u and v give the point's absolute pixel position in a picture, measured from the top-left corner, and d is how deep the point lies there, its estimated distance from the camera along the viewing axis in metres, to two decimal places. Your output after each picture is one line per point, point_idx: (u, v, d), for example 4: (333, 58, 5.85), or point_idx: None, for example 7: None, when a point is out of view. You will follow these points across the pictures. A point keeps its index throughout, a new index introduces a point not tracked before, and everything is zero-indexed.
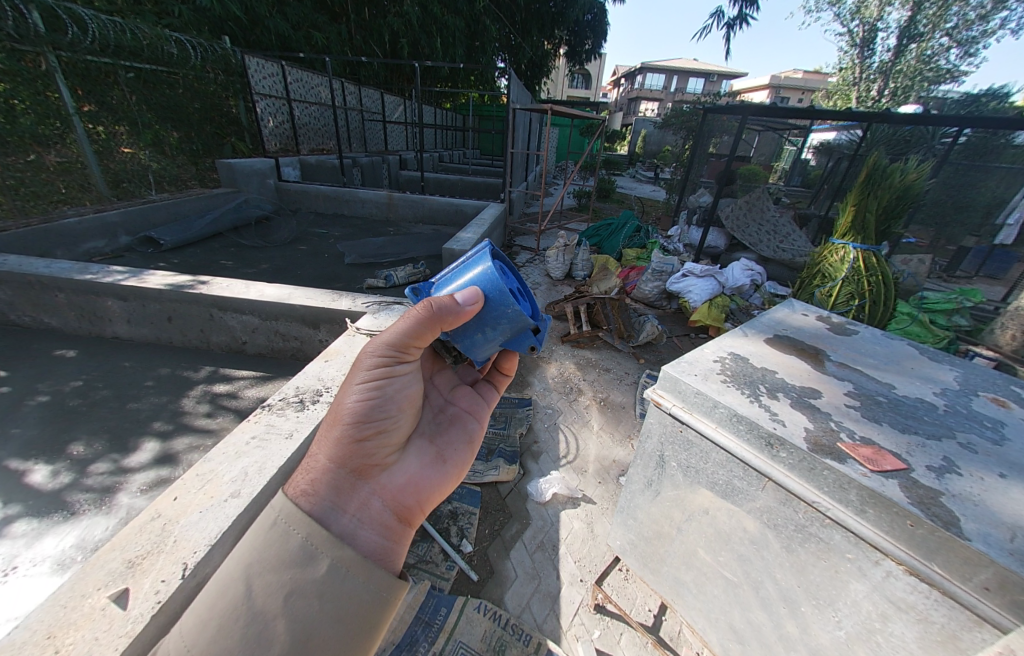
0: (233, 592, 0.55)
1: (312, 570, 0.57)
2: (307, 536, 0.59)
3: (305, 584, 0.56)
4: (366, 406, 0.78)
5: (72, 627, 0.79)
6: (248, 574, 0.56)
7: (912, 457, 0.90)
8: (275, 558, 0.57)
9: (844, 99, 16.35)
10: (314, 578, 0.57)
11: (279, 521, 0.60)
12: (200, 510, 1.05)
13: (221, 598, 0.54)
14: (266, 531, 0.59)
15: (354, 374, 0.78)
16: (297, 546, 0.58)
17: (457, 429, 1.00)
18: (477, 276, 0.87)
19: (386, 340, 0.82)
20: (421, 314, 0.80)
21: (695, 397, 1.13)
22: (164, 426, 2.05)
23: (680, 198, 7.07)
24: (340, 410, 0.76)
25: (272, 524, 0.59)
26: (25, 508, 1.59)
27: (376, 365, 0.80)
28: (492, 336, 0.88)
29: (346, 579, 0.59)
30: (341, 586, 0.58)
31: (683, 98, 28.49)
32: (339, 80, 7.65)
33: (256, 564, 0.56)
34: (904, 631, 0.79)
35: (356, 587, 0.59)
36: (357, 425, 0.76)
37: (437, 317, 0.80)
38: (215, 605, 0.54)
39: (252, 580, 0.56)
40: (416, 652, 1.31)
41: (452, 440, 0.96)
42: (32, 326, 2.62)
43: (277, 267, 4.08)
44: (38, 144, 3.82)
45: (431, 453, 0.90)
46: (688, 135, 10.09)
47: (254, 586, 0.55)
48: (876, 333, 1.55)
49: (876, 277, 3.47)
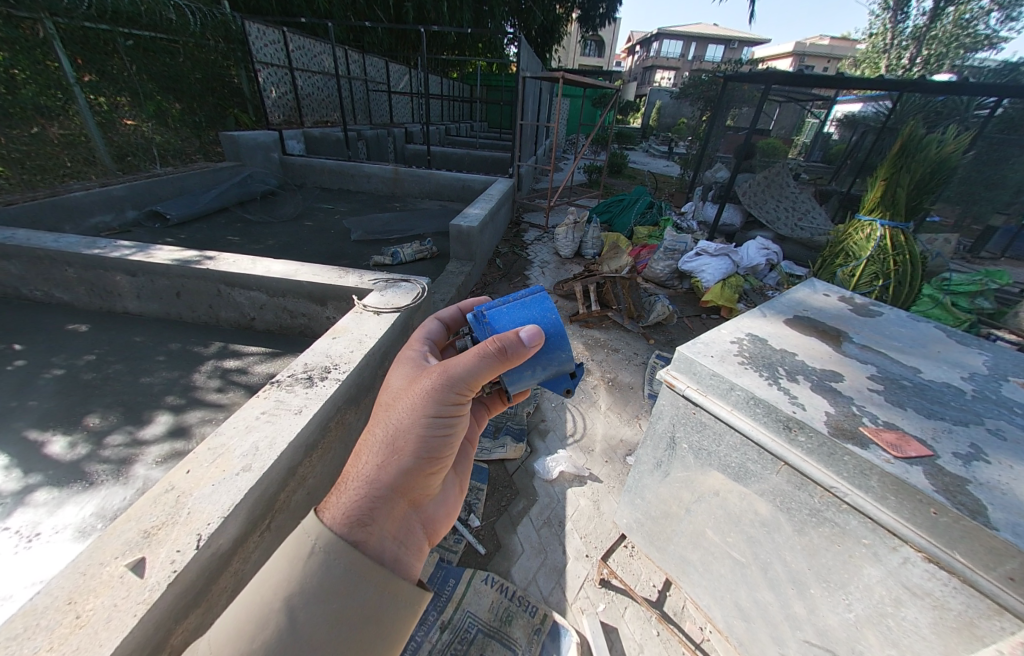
0: (274, 625, 0.56)
1: (353, 599, 0.60)
2: (347, 564, 0.61)
3: (348, 609, 0.59)
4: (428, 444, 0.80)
5: (91, 594, 0.81)
6: (290, 604, 0.57)
7: (938, 443, 0.86)
8: (316, 588, 0.58)
9: (872, 67, 15.37)
10: (354, 604, 0.59)
11: (316, 552, 0.61)
12: (212, 483, 1.07)
13: (264, 630, 0.55)
14: (305, 561, 0.60)
15: (423, 405, 0.80)
16: (338, 574, 0.60)
17: (463, 456, 1.06)
18: (538, 312, 0.96)
19: (458, 377, 0.81)
20: (494, 356, 0.82)
21: (710, 379, 1.10)
22: (176, 400, 2.09)
23: (695, 174, 6.81)
24: (406, 436, 0.77)
25: (313, 554, 0.61)
26: (46, 478, 1.65)
27: (439, 401, 0.81)
28: (540, 372, 0.97)
29: (386, 600, 0.63)
30: (381, 606, 0.62)
31: (702, 66, 27.00)
32: (342, 47, 7.36)
33: (297, 593, 0.57)
34: (918, 617, 0.78)
35: (393, 605, 0.63)
36: (418, 461, 0.78)
37: (507, 359, 0.83)
38: (255, 642, 0.54)
39: (294, 609, 0.57)
40: (424, 620, 1.35)
41: (462, 469, 1.03)
42: (44, 301, 2.65)
43: (284, 243, 4.05)
44: (40, 116, 3.78)
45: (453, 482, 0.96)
46: (706, 105, 9.60)
47: (296, 616, 0.56)
48: (901, 314, 1.49)
49: (903, 257, 3.35)
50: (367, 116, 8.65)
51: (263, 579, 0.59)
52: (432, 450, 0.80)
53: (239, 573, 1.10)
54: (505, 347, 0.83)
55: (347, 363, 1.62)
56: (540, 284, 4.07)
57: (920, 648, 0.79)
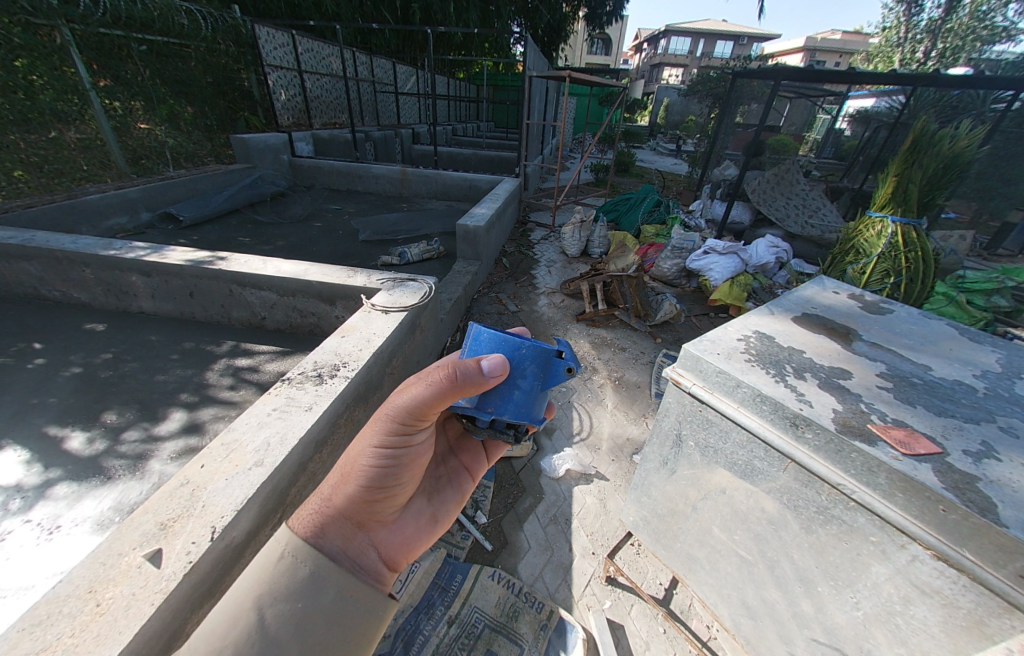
0: (245, 621, 0.56)
1: (321, 598, 0.61)
2: (315, 566, 0.63)
3: (316, 610, 0.60)
4: (379, 470, 0.76)
5: (111, 583, 0.84)
6: (260, 603, 0.57)
7: (948, 440, 0.86)
8: (288, 587, 0.59)
9: (885, 61, 15.07)
10: (322, 603, 0.60)
11: (285, 554, 0.63)
12: (226, 477, 1.10)
13: (234, 627, 0.55)
14: (276, 563, 0.61)
15: (371, 431, 0.75)
16: (307, 573, 0.61)
17: (450, 486, 1.00)
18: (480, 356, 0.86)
19: (402, 405, 0.74)
20: (443, 381, 0.73)
21: (716, 376, 1.10)
22: (190, 397, 2.13)
23: (703, 171, 6.75)
24: (354, 460, 0.74)
25: (282, 555, 0.62)
26: (66, 472, 1.70)
27: (389, 430, 0.75)
28: (528, 385, 0.84)
29: (352, 602, 0.64)
30: (347, 607, 0.63)
31: (710, 63, 26.69)
32: (350, 49, 7.42)
33: (268, 592, 0.58)
34: (926, 615, 0.78)
35: (358, 608, 0.64)
36: (366, 486, 0.75)
37: (458, 390, 0.74)
38: (227, 635, 0.54)
39: (265, 608, 0.57)
40: (432, 615, 1.36)
41: (445, 498, 0.97)
42: (62, 301, 2.72)
43: (293, 244, 4.10)
44: (58, 121, 3.88)
45: (427, 511, 0.90)
46: (715, 102, 9.49)
47: (267, 614, 0.57)
48: (913, 312, 1.47)
49: (915, 253, 3.27)
50: (375, 117, 8.72)
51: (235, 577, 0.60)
52: (382, 476, 0.77)
53: None
54: (452, 369, 0.73)
55: (356, 361, 1.64)
56: (547, 283, 4.07)
57: (930, 647, 0.78)
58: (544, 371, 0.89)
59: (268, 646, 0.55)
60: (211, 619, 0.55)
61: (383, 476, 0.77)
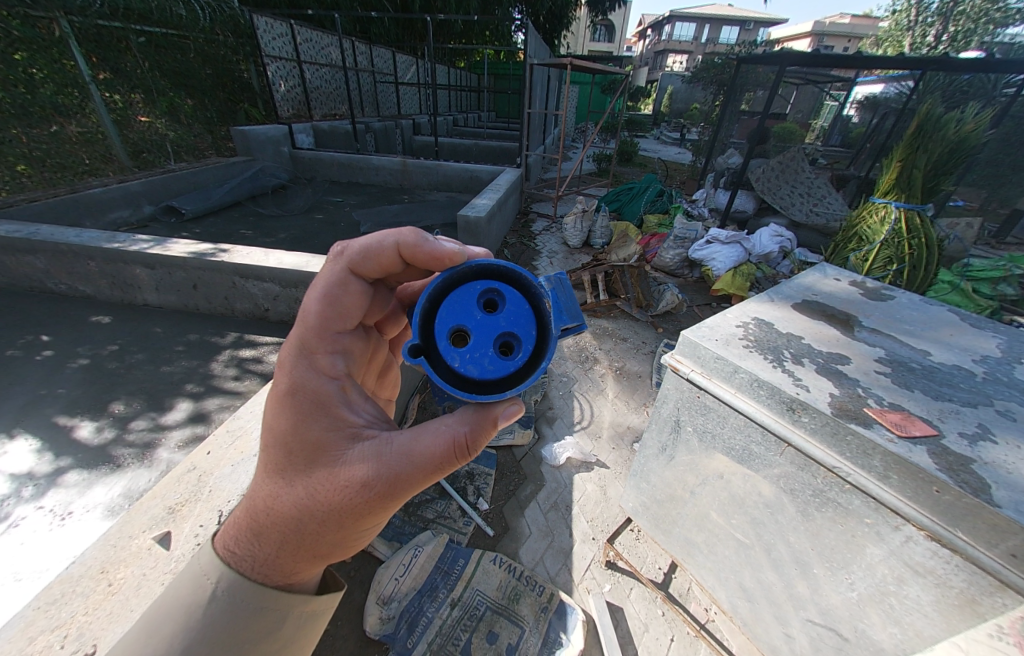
0: None
1: (264, 626, 0.58)
2: (255, 601, 0.58)
3: (263, 640, 0.58)
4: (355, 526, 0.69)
5: (122, 563, 0.87)
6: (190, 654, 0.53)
7: (944, 422, 0.86)
8: (225, 631, 0.55)
9: (895, 46, 14.69)
10: (269, 629, 0.59)
11: (217, 597, 0.57)
12: (232, 463, 1.12)
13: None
14: (205, 607, 0.56)
15: (350, 515, 0.63)
16: (244, 612, 0.57)
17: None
18: None
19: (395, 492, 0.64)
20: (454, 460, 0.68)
21: (714, 362, 1.10)
22: (196, 388, 2.17)
23: (707, 160, 6.66)
24: (328, 539, 0.63)
25: (213, 599, 0.56)
26: (76, 461, 1.74)
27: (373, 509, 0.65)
28: None
29: (300, 617, 0.64)
30: (297, 623, 0.63)
31: (716, 48, 26.04)
32: (349, 39, 7.35)
33: (199, 642, 0.53)
34: (920, 594, 0.79)
35: (307, 620, 0.65)
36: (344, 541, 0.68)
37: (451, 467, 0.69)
38: None
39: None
40: (435, 598, 1.39)
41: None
42: (69, 294, 2.76)
43: (295, 236, 4.11)
44: (58, 115, 3.89)
45: None
46: (720, 89, 9.33)
47: None
48: (915, 298, 1.46)
49: (918, 239, 3.24)
50: (375, 108, 8.65)
51: (155, 631, 0.53)
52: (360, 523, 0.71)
53: None
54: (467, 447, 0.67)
55: None
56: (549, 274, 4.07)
57: (923, 626, 0.80)
58: None
59: None
60: None
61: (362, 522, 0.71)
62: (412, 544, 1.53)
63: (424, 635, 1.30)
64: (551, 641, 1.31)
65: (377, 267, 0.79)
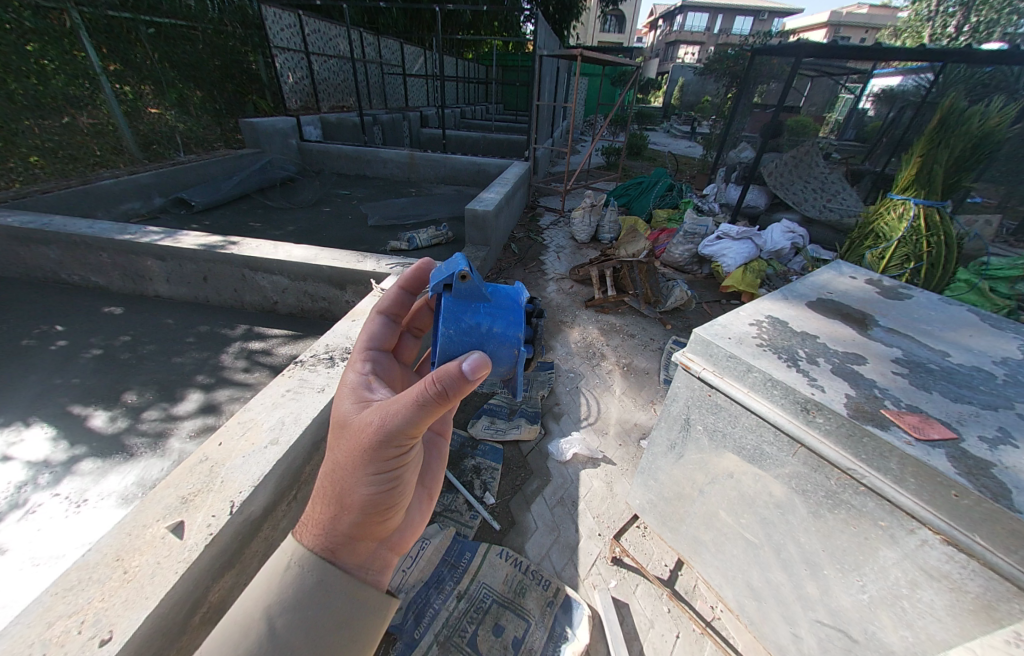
0: (253, 632, 0.54)
1: (325, 602, 0.58)
2: (320, 574, 0.60)
3: (323, 614, 0.58)
4: (380, 487, 0.67)
5: (137, 551, 0.88)
6: (269, 612, 0.55)
7: (963, 426, 0.84)
8: (295, 598, 0.57)
9: (914, 37, 14.23)
10: (329, 607, 0.58)
11: (290, 565, 0.60)
12: (243, 454, 1.14)
13: (245, 636, 0.53)
14: (281, 575, 0.59)
15: (361, 460, 0.63)
16: (311, 584, 0.59)
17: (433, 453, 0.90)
18: None
19: (392, 431, 0.63)
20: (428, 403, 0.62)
21: (727, 360, 1.09)
22: (206, 379, 2.19)
23: (718, 155, 6.55)
24: (350, 491, 0.64)
25: (286, 568, 0.59)
26: (90, 449, 1.77)
27: (382, 453, 0.64)
28: (487, 323, 0.76)
29: (355, 605, 0.61)
30: (351, 611, 0.60)
31: (730, 39, 25.47)
32: (357, 30, 7.28)
33: (277, 601, 0.56)
34: (933, 598, 0.78)
35: (362, 610, 0.62)
36: (370, 505, 0.66)
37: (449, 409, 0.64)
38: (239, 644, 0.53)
39: (273, 616, 0.55)
40: (442, 590, 1.41)
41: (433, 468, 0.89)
42: (82, 285, 2.80)
43: (303, 229, 4.12)
44: (70, 106, 3.91)
45: (423, 491, 0.84)
46: (733, 81, 9.14)
47: (275, 623, 0.55)
48: (934, 298, 1.42)
49: (937, 237, 3.16)
50: (382, 100, 8.60)
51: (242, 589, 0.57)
52: (386, 487, 0.68)
53: (269, 539, 1.17)
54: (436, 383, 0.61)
55: None
56: (556, 269, 4.04)
57: (936, 630, 0.79)
58: (479, 299, 0.77)
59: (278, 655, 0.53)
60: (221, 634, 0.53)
61: (388, 487, 0.68)
62: (419, 538, 1.56)
63: (431, 627, 1.31)
64: (556, 635, 1.31)
65: (395, 302, 0.89)
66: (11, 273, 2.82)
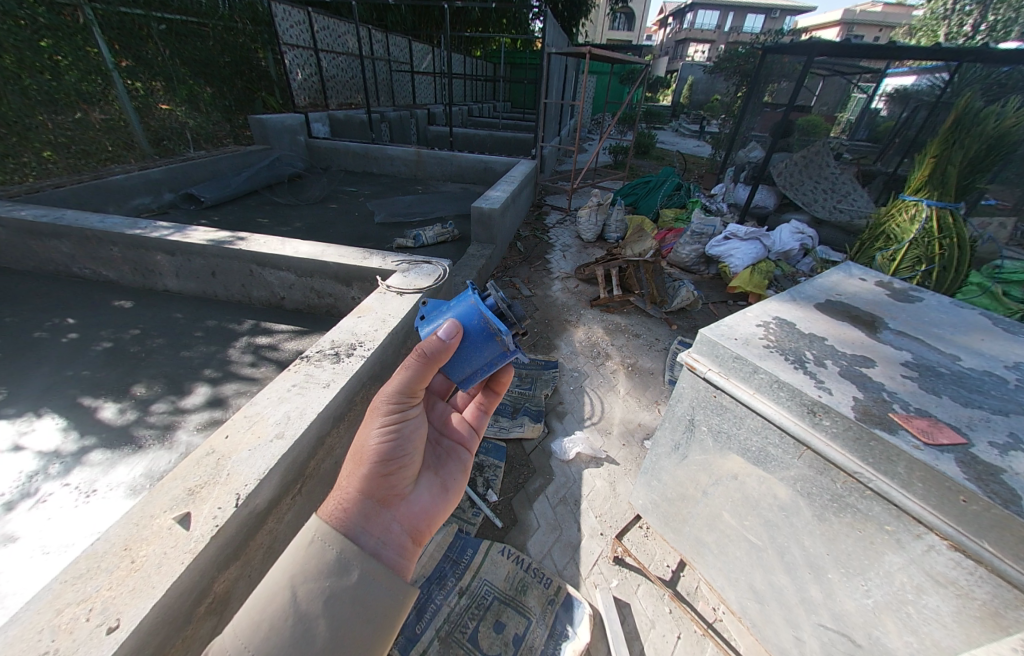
0: (278, 600, 0.54)
1: (346, 577, 0.59)
2: (342, 549, 0.61)
3: (342, 590, 0.57)
4: (387, 445, 0.78)
5: (144, 542, 0.90)
6: (293, 580, 0.56)
7: (973, 431, 0.83)
8: (318, 569, 0.57)
9: (929, 36, 13.95)
10: (348, 584, 0.58)
11: (316, 536, 0.60)
12: (249, 447, 1.15)
13: (269, 604, 0.54)
14: (306, 545, 0.59)
15: (371, 417, 0.77)
16: (333, 556, 0.59)
17: (452, 458, 0.95)
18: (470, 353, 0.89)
19: (391, 388, 0.80)
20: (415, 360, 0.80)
21: (733, 361, 1.08)
22: (213, 373, 2.22)
23: (727, 154, 6.49)
24: (363, 448, 0.74)
25: (312, 539, 0.60)
26: (100, 440, 1.80)
27: (386, 410, 0.79)
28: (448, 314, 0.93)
29: (373, 584, 0.60)
30: (368, 589, 0.59)
31: (740, 38, 25.15)
32: (366, 27, 7.29)
33: (300, 570, 0.56)
34: (939, 605, 0.77)
35: (379, 590, 0.60)
36: (379, 463, 0.75)
37: (432, 361, 0.81)
38: (262, 612, 0.53)
39: (297, 585, 0.55)
40: (444, 586, 1.42)
41: (451, 469, 0.93)
42: (93, 278, 2.84)
43: (310, 225, 4.14)
44: (83, 102, 3.97)
45: (436, 484, 0.86)
46: (743, 80, 9.03)
47: (298, 591, 0.55)
48: (945, 301, 1.40)
49: (950, 239, 3.12)
50: (390, 97, 8.61)
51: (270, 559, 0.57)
52: (392, 447, 0.78)
53: (273, 533, 1.18)
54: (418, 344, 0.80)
55: (372, 340, 1.67)
56: (562, 268, 4.03)
57: (941, 637, 0.79)
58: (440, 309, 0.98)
59: (299, 626, 0.53)
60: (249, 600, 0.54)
61: (394, 447, 0.78)
62: None
63: (432, 622, 1.32)
64: (557, 633, 1.32)
65: None
66: (25, 266, 2.87)
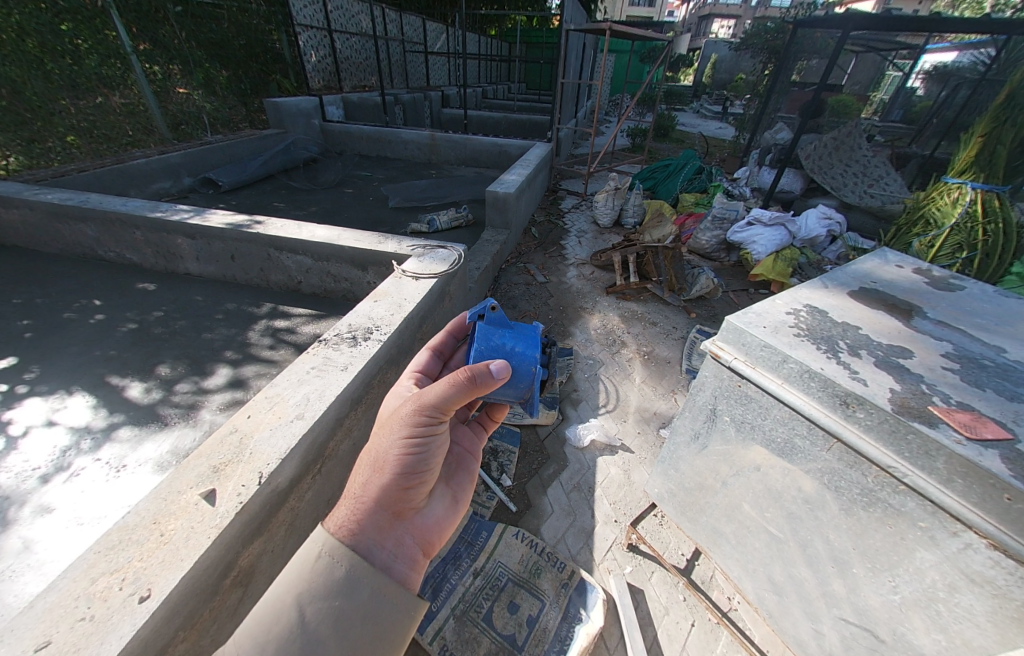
0: (286, 619, 0.55)
1: (356, 595, 0.59)
2: (351, 566, 0.61)
3: (353, 608, 0.58)
4: (410, 459, 0.75)
5: (173, 516, 0.92)
6: (301, 601, 0.56)
7: (1020, 426, 0.78)
8: (325, 587, 0.58)
9: (974, 8, 12.95)
10: (357, 601, 0.58)
11: (323, 554, 0.61)
12: (270, 427, 1.17)
13: (276, 624, 0.54)
14: (313, 563, 0.60)
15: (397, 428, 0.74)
16: (341, 574, 0.60)
17: (463, 468, 0.96)
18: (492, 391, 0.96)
19: (424, 403, 0.76)
20: (459, 380, 0.77)
21: (760, 351, 1.04)
22: (234, 355, 2.26)
23: (751, 136, 6.22)
24: (385, 460, 0.72)
25: (319, 557, 0.60)
26: (127, 417, 1.87)
27: (416, 422, 0.76)
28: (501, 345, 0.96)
29: (383, 601, 0.61)
30: (376, 606, 0.60)
31: (769, 12, 23.80)
32: (379, 7, 7.14)
33: (308, 591, 0.57)
34: (973, 603, 0.75)
35: (389, 604, 0.61)
36: (401, 475, 0.74)
37: (477, 386, 0.77)
38: (270, 631, 0.53)
39: (304, 603, 0.56)
40: (459, 566, 1.44)
41: (461, 480, 0.93)
42: (117, 261, 2.91)
43: (325, 210, 4.16)
44: (103, 86, 4.02)
45: (448, 494, 0.87)
46: (771, 57, 8.56)
47: (306, 611, 0.56)
48: (990, 289, 1.32)
49: (995, 223, 2.96)
50: (404, 79, 8.48)
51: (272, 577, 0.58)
52: (416, 463, 0.76)
53: (295, 510, 1.21)
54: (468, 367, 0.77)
55: (388, 325, 1.67)
56: (577, 254, 3.97)
57: (974, 636, 0.76)
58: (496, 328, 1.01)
59: (305, 644, 0.53)
60: (255, 616, 0.54)
61: (416, 463, 0.76)
62: None
63: (447, 600, 1.35)
64: (571, 616, 1.33)
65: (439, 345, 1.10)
66: (54, 249, 2.96)
